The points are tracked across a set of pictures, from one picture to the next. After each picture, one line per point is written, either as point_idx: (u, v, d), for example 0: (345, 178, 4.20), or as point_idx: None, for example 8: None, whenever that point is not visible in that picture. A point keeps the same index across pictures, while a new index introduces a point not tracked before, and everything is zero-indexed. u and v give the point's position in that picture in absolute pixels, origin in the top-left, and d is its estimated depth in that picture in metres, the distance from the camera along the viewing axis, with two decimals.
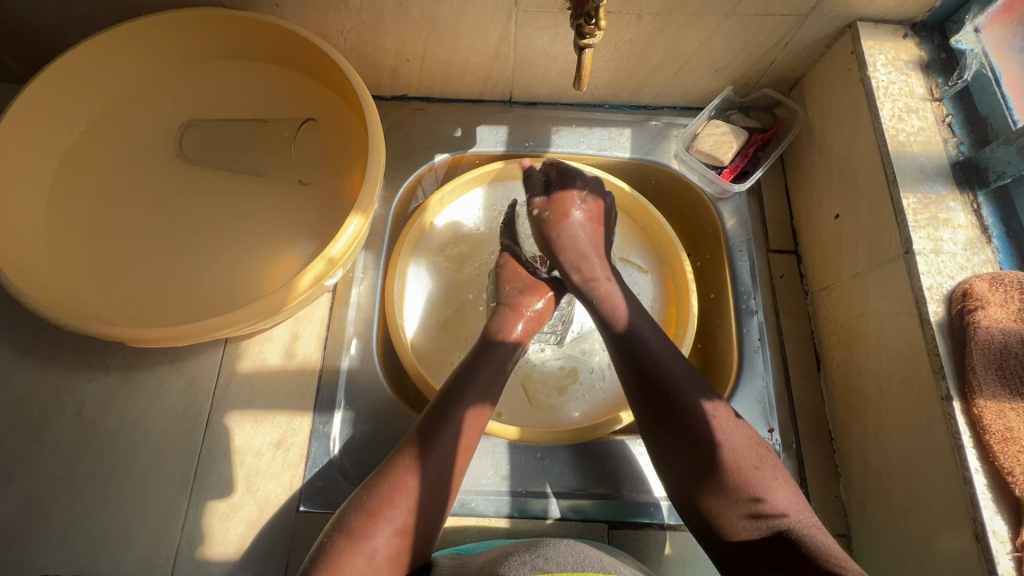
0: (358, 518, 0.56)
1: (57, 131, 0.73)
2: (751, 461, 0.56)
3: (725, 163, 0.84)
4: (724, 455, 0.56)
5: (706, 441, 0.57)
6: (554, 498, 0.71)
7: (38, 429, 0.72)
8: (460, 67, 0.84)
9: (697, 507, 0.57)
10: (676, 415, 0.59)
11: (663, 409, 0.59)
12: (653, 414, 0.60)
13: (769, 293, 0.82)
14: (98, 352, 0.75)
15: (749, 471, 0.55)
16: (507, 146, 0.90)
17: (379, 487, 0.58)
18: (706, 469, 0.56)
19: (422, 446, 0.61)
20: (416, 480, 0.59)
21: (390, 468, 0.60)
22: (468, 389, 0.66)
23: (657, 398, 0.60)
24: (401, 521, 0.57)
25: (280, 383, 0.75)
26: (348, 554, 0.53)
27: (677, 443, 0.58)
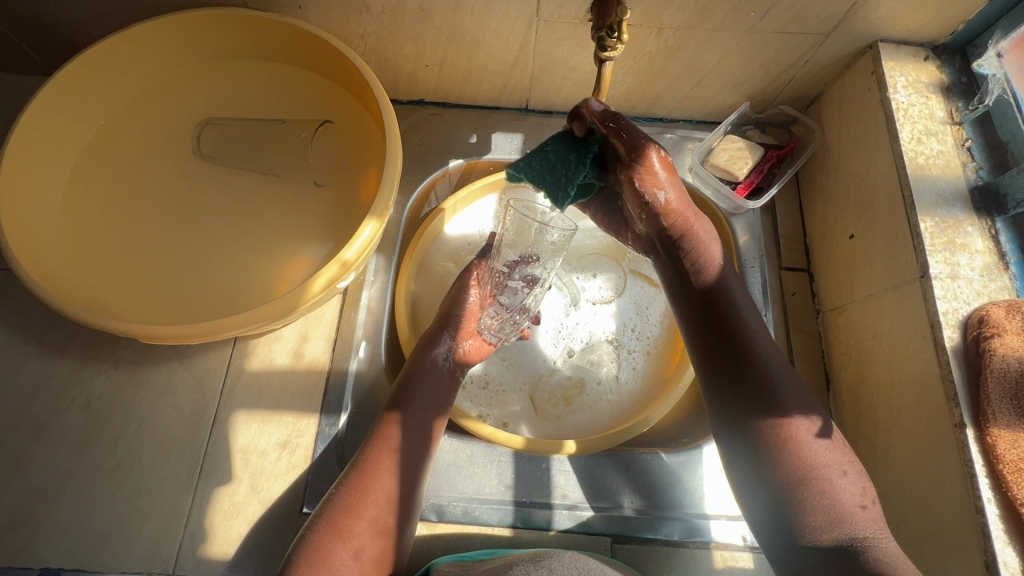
0: (337, 517, 0.57)
1: (78, 125, 0.74)
2: (815, 445, 0.53)
3: (741, 179, 0.83)
4: (804, 449, 0.53)
5: (771, 416, 0.54)
6: (558, 510, 0.71)
7: (46, 420, 0.72)
8: (478, 75, 0.85)
9: (765, 500, 0.54)
10: (746, 386, 0.56)
11: (732, 376, 0.57)
12: (717, 381, 0.57)
13: (780, 310, 0.81)
14: (108, 345, 0.76)
15: (809, 460, 0.53)
16: (521, 154, 0.91)
17: (351, 489, 0.59)
18: (778, 462, 0.53)
19: (380, 445, 0.62)
20: (388, 479, 0.60)
21: (362, 468, 0.60)
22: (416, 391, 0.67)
23: (743, 383, 0.56)
24: (380, 518, 0.58)
25: (288, 383, 0.75)
26: (331, 551, 0.54)
27: (738, 413, 0.56)
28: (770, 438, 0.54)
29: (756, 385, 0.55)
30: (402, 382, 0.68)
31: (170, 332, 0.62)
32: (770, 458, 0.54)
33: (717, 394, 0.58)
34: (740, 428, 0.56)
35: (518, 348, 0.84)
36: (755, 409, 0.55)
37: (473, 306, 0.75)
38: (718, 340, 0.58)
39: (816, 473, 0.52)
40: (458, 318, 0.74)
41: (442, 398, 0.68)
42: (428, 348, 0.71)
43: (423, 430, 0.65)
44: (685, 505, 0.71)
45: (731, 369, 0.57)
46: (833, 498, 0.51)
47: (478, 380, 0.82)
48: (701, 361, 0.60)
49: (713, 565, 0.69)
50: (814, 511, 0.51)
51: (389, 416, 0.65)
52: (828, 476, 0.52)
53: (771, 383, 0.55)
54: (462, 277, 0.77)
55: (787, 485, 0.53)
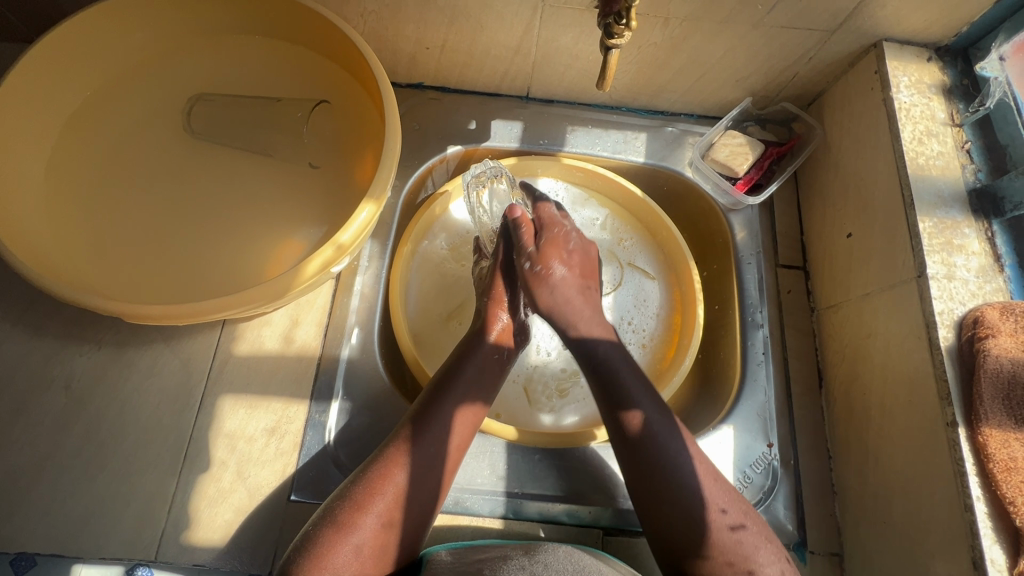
0: (346, 510, 0.56)
1: (63, 95, 0.71)
2: (712, 486, 0.59)
3: (740, 175, 0.84)
4: (704, 507, 0.57)
5: (674, 471, 0.59)
6: (550, 501, 0.70)
7: (24, 401, 0.69)
8: (480, 60, 0.83)
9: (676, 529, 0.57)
10: (642, 445, 0.60)
11: (623, 414, 0.61)
12: (622, 441, 0.61)
13: (774, 307, 0.82)
14: (91, 325, 0.73)
15: (712, 505, 0.57)
16: (521, 142, 0.90)
17: (368, 489, 0.57)
18: (680, 509, 0.57)
19: (410, 439, 0.60)
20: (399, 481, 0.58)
21: (379, 462, 0.59)
22: (459, 378, 0.65)
23: (628, 419, 0.61)
24: (400, 508, 0.57)
25: (277, 369, 0.73)
26: (333, 545, 0.54)
27: (637, 485, 0.60)
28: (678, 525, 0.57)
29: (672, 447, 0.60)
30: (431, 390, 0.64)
31: (159, 311, 0.60)
32: (682, 514, 0.57)
33: (615, 436, 0.63)
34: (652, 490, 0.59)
35: None
36: (657, 472, 0.59)
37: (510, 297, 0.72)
38: (609, 389, 0.63)
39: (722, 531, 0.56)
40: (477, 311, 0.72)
41: (484, 391, 0.66)
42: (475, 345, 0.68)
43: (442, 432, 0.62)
44: None
45: (627, 430, 0.61)
46: (733, 543, 0.56)
47: None
48: (605, 416, 0.63)
49: None
50: (712, 534, 0.56)
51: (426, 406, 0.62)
52: (726, 511, 0.57)
53: (652, 432, 0.60)
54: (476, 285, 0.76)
55: (704, 528, 0.56)
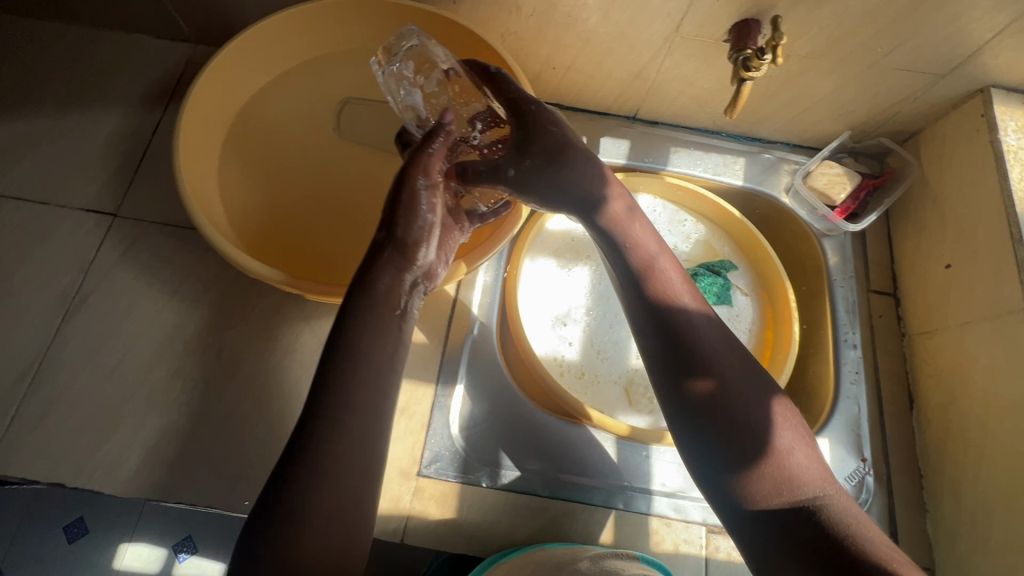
0: (293, 470, 0.47)
1: (235, 92, 0.79)
2: (784, 446, 0.50)
3: (838, 203, 0.89)
4: (771, 468, 0.49)
5: (744, 426, 0.51)
6: (658, 496, 0.75)
7: (181, 366, 0.76)
8: (599, 81, 0.90)
9: (754, 495, 0.49)
10: (686, 383, 0.53)
11: (680, 357, 0.54)
12: (669, 376, 0.54)
13: (867, 329, 0.87)
14: (240, 302, 0.80)
15: (775, 468, 0.49)
16: (627, 159, 0.96)
17: (309, 465, 0.47)
18: (751, 469, 0.49)
19: (364, 383, 0.51)
20: (331, 434, 0.48)
21: (324, 416, 0.49)
22: (354, 303, 0.55)
23: (673, 356, 0.54)
24: (341, 480, 0.48)
25: (406, 354, 0.79)
26: (281, 506, 0.46)
27: (692, 433, 0.52)
28: (750, 485, 0.49)
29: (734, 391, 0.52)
30: (333, 344, 0.53)
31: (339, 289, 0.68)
32: (751, 477, 0.49)
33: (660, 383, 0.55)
34: (717, 444, 0.51)
35: (613, 342, 0.88)
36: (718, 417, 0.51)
37: (430, 223, 0.61)
38: (659, 315, 0.56)
39: (785, 471, 0.49)
40: (420, 210, 0.60)
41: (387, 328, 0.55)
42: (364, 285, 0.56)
43: (360, 380, 0.51)
44: None
45: (683, 370, 0.54)
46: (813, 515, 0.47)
47: (575, 369, 0.86)
48: (665, 380, 0.55)
49: None
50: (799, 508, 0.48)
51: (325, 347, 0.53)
52: (792, 477, 0.49)
53: (720, 369, 0.53)
54: (411, 180, 0.60)
55: (782, 495, 0.48)
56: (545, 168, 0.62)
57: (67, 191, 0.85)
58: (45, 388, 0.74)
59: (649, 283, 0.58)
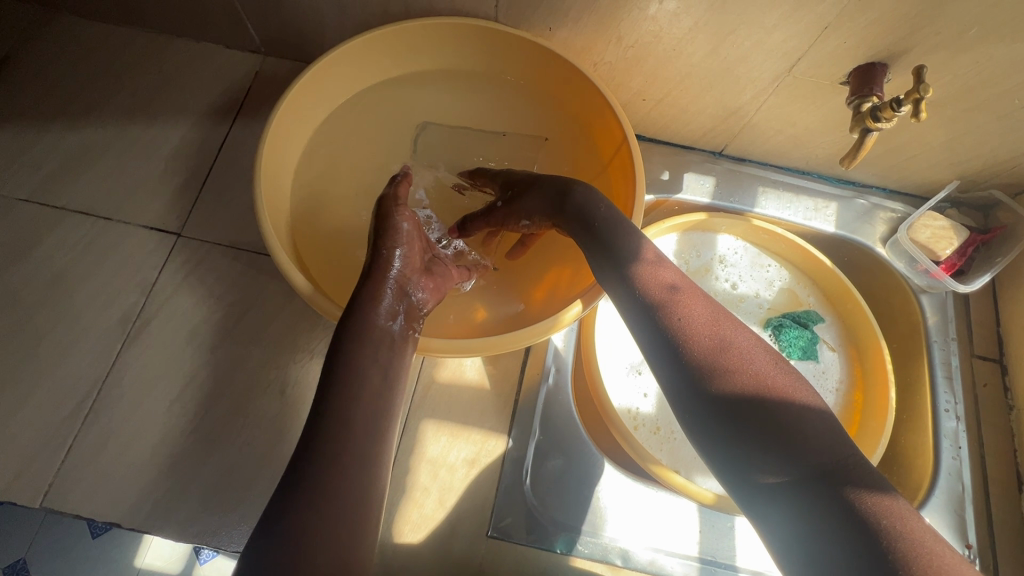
0: (317, 482, 0.43)
1: (312, 114, 0.75)
2: (858, 480, 0.40)
3: (943, 259, 0.83)
4: (843, 506, 0.39)
5: (804, 455, 0.42)
6: (743, 574, 0.69)
7: (243, 401, 0.72)
8: (691, 115, 0.84)
9: (833, 545, 0.38)
10: (721, 408, 0.46)
11: (701, 375, 0.47)
12: (707, 406, 0.46)
13: (970, 399, 0.80)
14: (305, 335, 0.76)
15: (859, 507, 0.38)
16: (712, 198, 0.90)
17: (315, 484, 0.42)
18: (828, 512, 0.39)
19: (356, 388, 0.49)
20: (352, 453, 0.45)
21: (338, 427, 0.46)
22: (354, 313, 0.54)
23: (706, 382, 0.47)
24: (356, 501, 0.43)
25: (476, 400, 0.75)
26: (293, 521, 0.41)
27: (749, 472, 0.43)
28: (836, 531, 0.38)
29: (803, 439, 0.42)
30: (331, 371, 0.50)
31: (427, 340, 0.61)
32: (833, 522, 0.38)
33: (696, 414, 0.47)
34: (785, 488, 0.41)
35: None
36: (774, 448, 0.42)
37: (407, 233, 0.64)
38: (683, 335, 0.50)
39: (874, 512, 0.38)
40: (399, 230, 0.63)
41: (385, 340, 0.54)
42: (360, 309, 0.55)
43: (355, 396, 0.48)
44: None
45: (721, 397, 0.46)
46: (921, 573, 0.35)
47: (650, 423, 0.81)
48: (690, 398, 0.47)
49: None
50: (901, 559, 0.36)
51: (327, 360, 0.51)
52: (887, 519, 0.37)
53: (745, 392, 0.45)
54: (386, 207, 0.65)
55: (876, 542, 0.37)
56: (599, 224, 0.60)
57: (130, 206, 0.82)
58: (103, 417, 0.71)
59: (671, 326, 0.51)
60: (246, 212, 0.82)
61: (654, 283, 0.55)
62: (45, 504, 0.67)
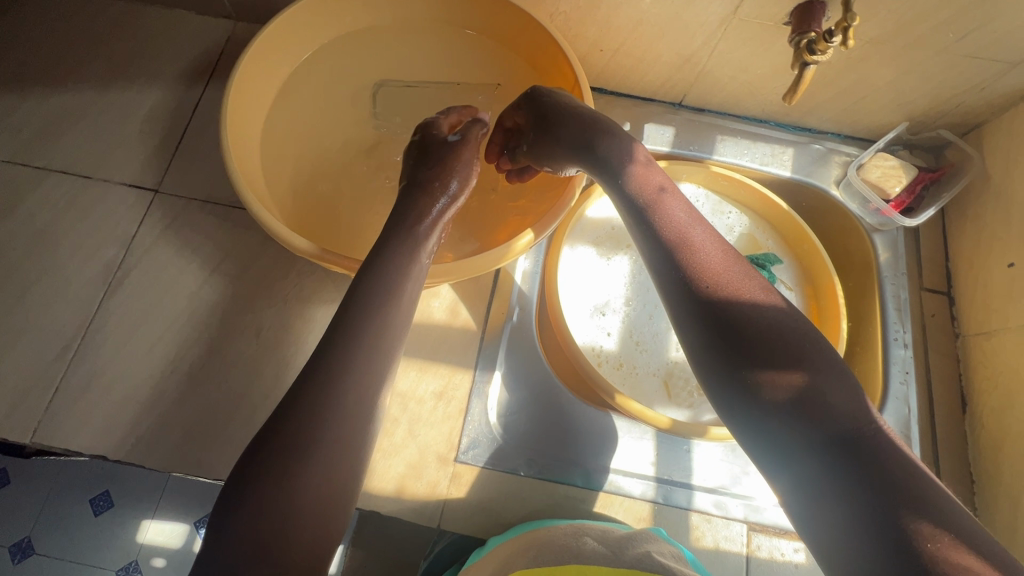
0: (307, 427, 0.44)
1: (279, 68, 0.78)
2: (830, 387, 0.44)
3: (893, 196, 0.86)
4: (814, 414, 0.43)
5: (782, 361, 0.45)
6: (698, 491, 0.73)
7: (221, 343, 0.76)
8: (647, 65, 0.87)
9: (807, 446, 0.43)
10: (711, 314, 0.49)
11: (694, 288, 0.50)
12: (697, 314, 0.49)
13: (918, 329, 0.84)
14: (280, 281, 0.80)
15: (832, 412, 0.43)
16: (672, 147, 0.93)
17: (304, 422, 0.44)
18: (803, 417, 0.43)
19: (358, 332, 0.49)
20: (346, 399, 0.46)
21: (333, 371, 0.47)
22: (392, 241, 0.57)
23: (696, 292, 0.50)
24: (346, 439, 0.45)
25: (444, 338, 0.78)
26: (286, 460, 0.43)
27: (735, 375, 0.47)
28: (808, 436, 0.43)
29: (789, 351, 0.46)
30: (362, 281, 0.53)
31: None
32: (811, 428, 0.43)
33: (686, 320, 0.50)
34: (767, 395, 0.45)
35: (653, 334, 0.87)
36: (762, 354, 0.46)
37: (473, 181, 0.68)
38: (673, 251, 0.53)
39: (842, 418, 0.43)
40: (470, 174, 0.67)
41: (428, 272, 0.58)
42: (411, 233, 0.58)
43: (356, 335, 0.49)
44: None
45: (712, 306, 0.49)
46: (879, 472, 0.40)
47: (613, 360, 0.84)
48: (683, 309, 0.50)
49: None
50: (863, 460, 0.41)
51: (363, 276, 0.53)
52: (852, 424, 0.43)
53: (733, 303, 0.48)
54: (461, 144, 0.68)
55: (841, 443, 0.42)
56: (598, 141, 0.62)
57: (109, 164, 0.85)
58: (87, 360, 0.75)
59: (667, 240, 0.53)
60: (220, 168, 0.85)
61: (647, 196, 0.57)
62: (36, 441, 0.71)
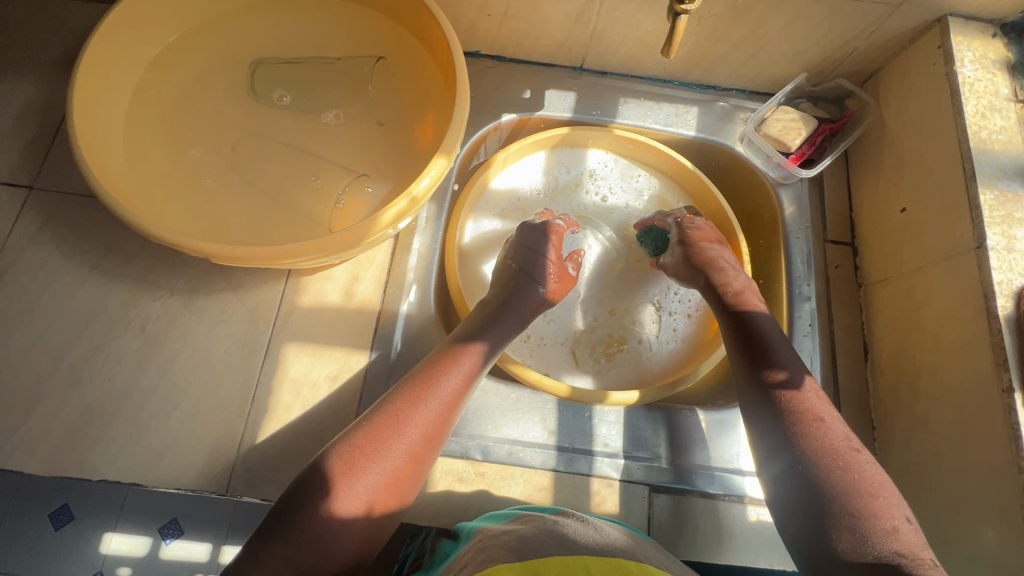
0: (354, 454, 0.54)
1: (142, 49, 0.74)
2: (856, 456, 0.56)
3: (792, 149, 0.85)
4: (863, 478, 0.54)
5: (823, 429, 0.57)
6: (599, 457, 0.73)
7: (104, 340, 0.74)
8: (538, 28, 0.85)
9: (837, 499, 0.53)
10: (772, 382, 0.62)
11: (756, 367, 0.63)
12: (751, 382, 0.63)
13: (822, 281, 0.83)
14: (164, 272, 0.77)
15: (840, 468, 0.55)
16: (573, 113, 0.91)
17: (346, 462, 0.53)
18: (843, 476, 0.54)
19: (434, 383, 0.60)
20: (405, 441, 0.56)
21: (391, 406, 0.58)
22: (490, 329, 0.66)
23: (756, 363, 0.63)
24: (382, 476, 0.54)
25: (339, 321, 0.76)
26: (342, 479, 0.53)
27: (774, 432, 0.59)
28: (844, 493, 0.53)
29: (807, 423, 0.58)
30: (456, 353, 0.63)
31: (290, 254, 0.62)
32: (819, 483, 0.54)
33: (744, 385, 0.64)
34: (786, 454, 0.57)
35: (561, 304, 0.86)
36: (806, 421, 0.58)
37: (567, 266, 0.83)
38: (745, 335, 0.66)
39: (880, 486, 0.54)
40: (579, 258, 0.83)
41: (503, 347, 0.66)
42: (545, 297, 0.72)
43: (425, 397, 0.58)
44: (720, 460, 0.74)
45: (762, 375, 0.62)
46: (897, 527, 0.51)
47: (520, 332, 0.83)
48: (747, 380, 0.64)
49: (746, 519, 0.71)
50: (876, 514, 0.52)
51: (458, 349, 0.63)
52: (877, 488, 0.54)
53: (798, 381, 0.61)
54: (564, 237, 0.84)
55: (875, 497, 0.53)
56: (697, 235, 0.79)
57: None
58: None
59: (742, 321, 0.67)
60: None
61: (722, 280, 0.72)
62: None
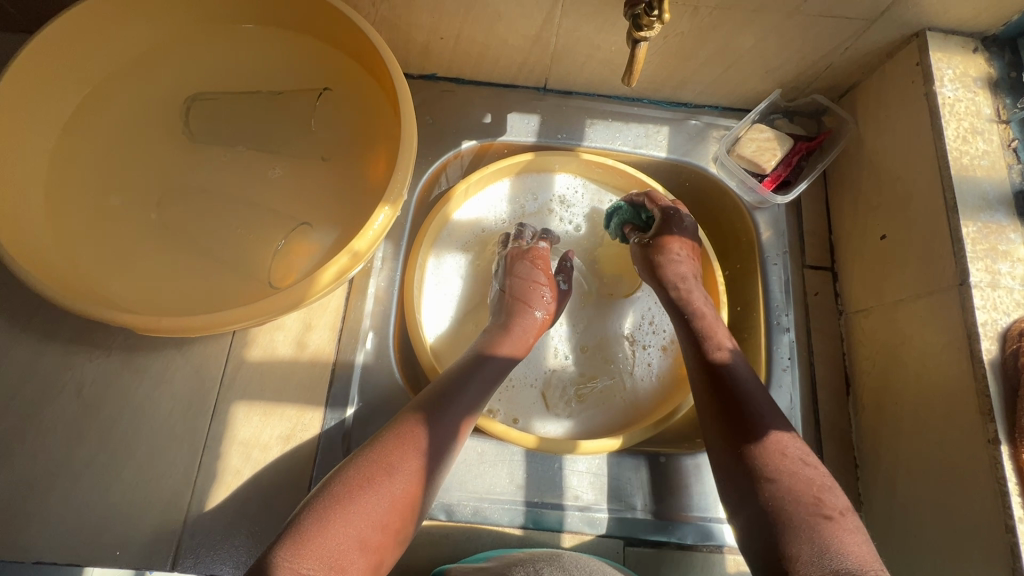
0: (320, 516, 0.49)
1: (62, 91, 0.68)
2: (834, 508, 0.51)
3: (768, 171, 0.80)
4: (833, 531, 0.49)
5: (794, 474, 0.53)
6: (570, 511, 0.69)
7: (36, 407, 0.69)
8: (496, 50, 0.79)
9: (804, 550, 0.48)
10: (744, 423, 0.57)
11: (726, 405, 0.59)
12: (722, 422, 0.59)
13: (801, 310, 0.79)
14: (100, 330, 0.72)
15: (813, 520, 0.49)
16: (538, 137, 0.87)
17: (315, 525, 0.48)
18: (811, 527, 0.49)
19: (408, 447, 0.56)
20: (381, 502, 0.52)
21: (370, 461, 0.54)
22: (467, 386, 0.62)
23: (726, 402, 0.59)
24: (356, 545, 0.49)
25: (291, 375, 0.72)
26: (303, 544, 0.47)
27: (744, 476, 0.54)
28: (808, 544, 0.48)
29: (784, 468, 0.54)
30: (437, 411, 0.59)
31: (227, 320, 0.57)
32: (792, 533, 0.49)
33: (712, 427, 0.59)
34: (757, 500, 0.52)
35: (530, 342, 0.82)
36: (778, 466, 0.54)
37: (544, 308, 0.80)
38: (716, 371, 0.62)
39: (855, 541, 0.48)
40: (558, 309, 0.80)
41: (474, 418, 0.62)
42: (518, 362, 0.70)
43: (398, 453, 0.55)
44: (698, 508, 0.70)
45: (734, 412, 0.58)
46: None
47: None
48: (718, 421, 0.59)
49: (725, 569, 0.68)
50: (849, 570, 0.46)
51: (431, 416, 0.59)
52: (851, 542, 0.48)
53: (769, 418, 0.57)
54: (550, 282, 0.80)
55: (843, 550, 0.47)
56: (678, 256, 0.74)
57: None
58: None
59: (712, 355, 0.63)
60: None
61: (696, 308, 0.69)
62: None
